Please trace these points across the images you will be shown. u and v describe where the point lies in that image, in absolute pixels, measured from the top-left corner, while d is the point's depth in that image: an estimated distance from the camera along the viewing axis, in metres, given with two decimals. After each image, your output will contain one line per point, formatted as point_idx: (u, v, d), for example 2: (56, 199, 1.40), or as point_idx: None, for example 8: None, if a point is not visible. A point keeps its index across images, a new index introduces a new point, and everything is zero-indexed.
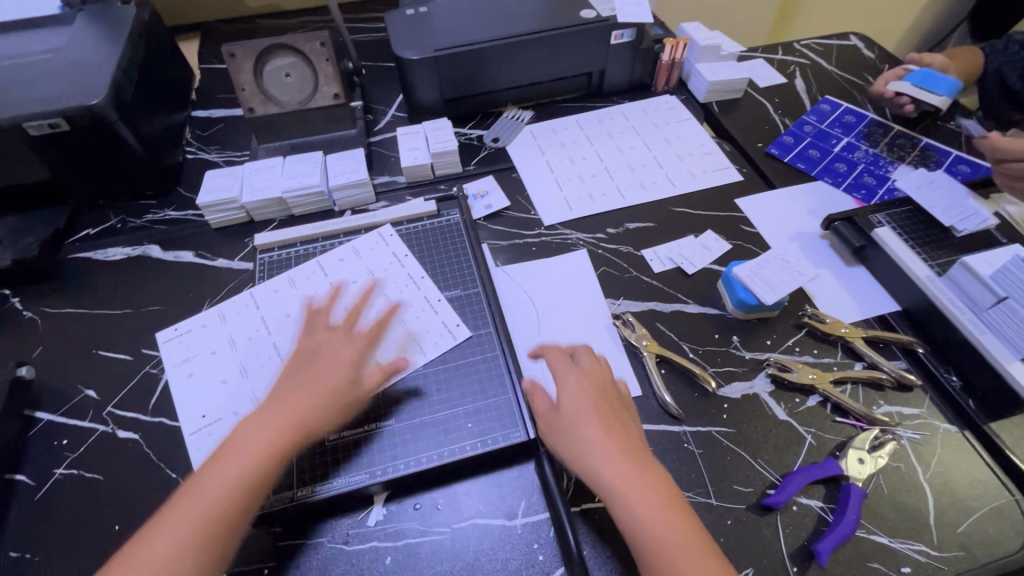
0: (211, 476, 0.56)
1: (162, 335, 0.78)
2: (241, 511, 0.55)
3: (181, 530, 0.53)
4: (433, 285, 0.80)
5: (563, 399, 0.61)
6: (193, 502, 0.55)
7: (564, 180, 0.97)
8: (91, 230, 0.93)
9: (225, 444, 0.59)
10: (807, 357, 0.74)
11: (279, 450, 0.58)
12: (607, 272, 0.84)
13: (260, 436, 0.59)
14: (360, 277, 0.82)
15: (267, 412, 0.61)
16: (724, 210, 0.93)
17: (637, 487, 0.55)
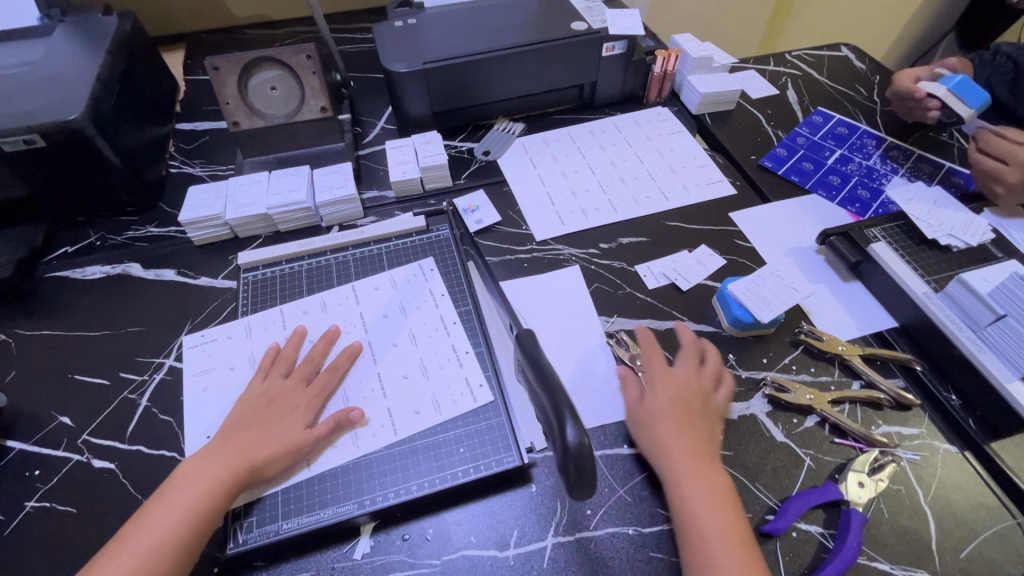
0: (157, 510, 0.56)
1: (190, 340, 0.77)
2: (177, 554, 0.54)
3: (122, 560, 0.53)
4: (451, 304, 0.78)
5: (650, 400, 0.65)
6: (136, 535, 0.55)
7: (557, 194, 0.96)
8: (70, 248, 0.90)
9: (177, 476, 0.59)
10: (804, 376, 0.73)
11: (222, 489, 0.57)
12: (600, 288, 0.83)
13: (205, 472, 0.58)
14: (383, 302, 0.79)
15: (218, 445, 0.61)
16: (718, 224, 0.92)
17: (698, 484, 0.59)
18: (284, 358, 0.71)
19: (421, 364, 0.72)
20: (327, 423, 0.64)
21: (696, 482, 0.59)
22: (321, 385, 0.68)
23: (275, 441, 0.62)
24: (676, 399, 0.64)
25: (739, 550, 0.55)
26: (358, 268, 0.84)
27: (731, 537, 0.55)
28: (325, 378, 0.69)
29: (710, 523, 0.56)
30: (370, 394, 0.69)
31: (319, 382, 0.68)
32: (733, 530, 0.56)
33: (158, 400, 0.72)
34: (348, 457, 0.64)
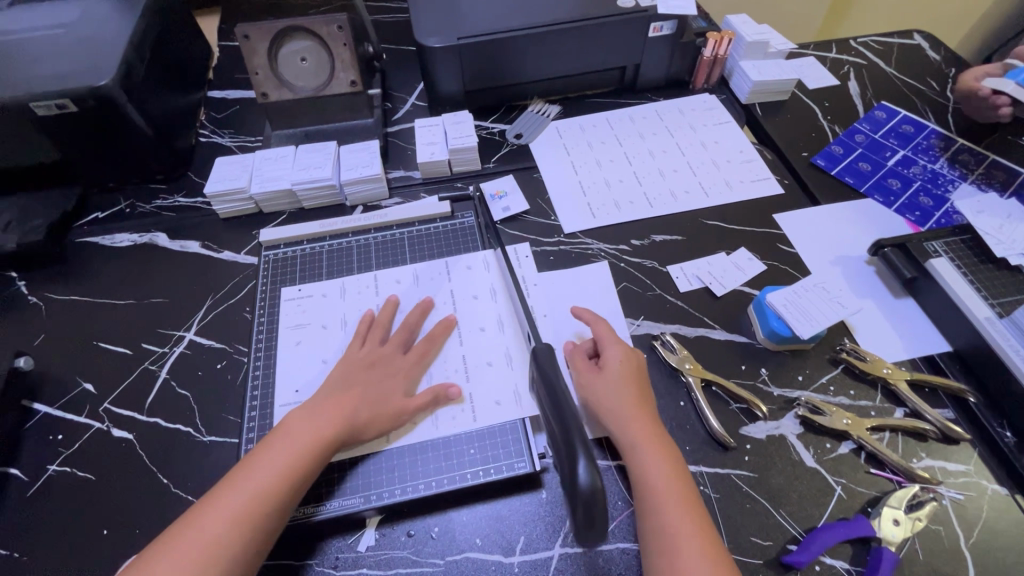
0: (262, 457, 0.56)
1: (287, 292, 0.78)
2: (281, 502, 0.54)
3: (226, 505, 0.52)
4: (542, 299, 0.77)
5: (609, 366, 0.63)
6: (241, 479, 0.54)
7: (589, 184, 0.91)
8: (100, 213, 0.90)
9: (282, 427, 0.60)
10: (841, 398, 0.68)
11: (327, 442, 0.58)
12: (628, 288, 0.79)
13: (312, 426, 0.59)
14: (476, 286, 0.77)
15: (321, 400, 0.62)
16: (760, 226, 0.86)
17: (652, 446, 0.57)
18: (380, 322, 0.71)
19: (505, 352, 0.70)
20: (425, 394, 0.65)
21: (645, 445, 0.58)
22: (418, 354, 0.69)
23: (377, 403, 0.63)
24: (629, 369, 0.63)
25: (691, 512, 0.54)
26: (380, 253, 0.82)
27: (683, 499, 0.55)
28: (425, 347, 0.70)
29: (671, 486, 0.55)
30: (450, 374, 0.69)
31: (418, 351, 0.69)
32: (685, 491, 0.55)
33: (176, 374, 0.73)
34: (427, 437, 0.64)
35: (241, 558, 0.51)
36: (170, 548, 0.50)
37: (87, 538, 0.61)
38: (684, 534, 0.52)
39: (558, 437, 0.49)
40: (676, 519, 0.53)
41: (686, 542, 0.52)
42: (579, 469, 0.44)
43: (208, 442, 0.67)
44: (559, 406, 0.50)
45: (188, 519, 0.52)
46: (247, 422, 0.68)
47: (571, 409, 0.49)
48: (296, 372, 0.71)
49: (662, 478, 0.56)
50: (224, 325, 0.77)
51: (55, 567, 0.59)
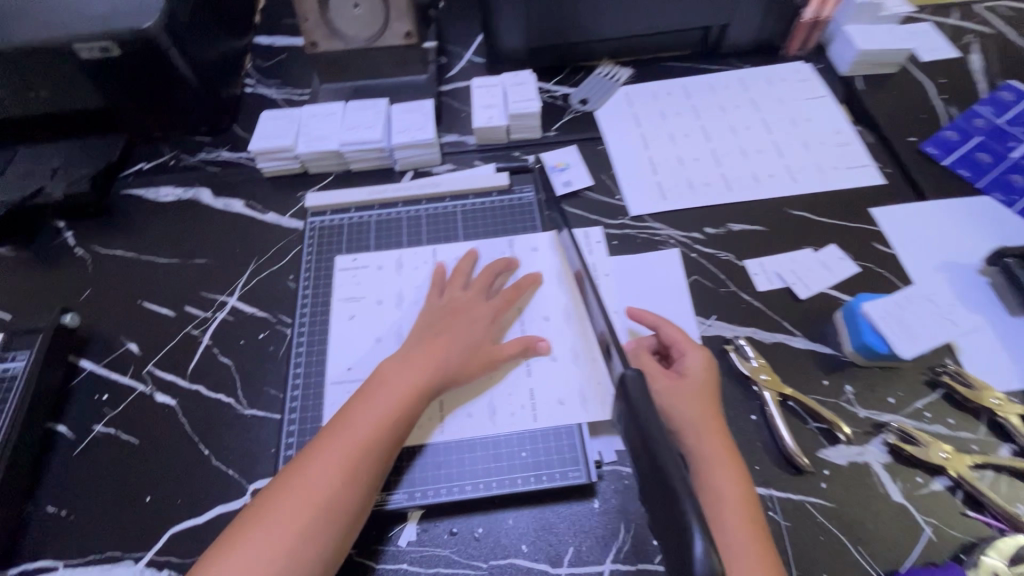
0: (358, 409, 0.56)
1: (342, 262, 0.74)
2: (385, 451, 0.54)
3: (331, 458, 0.52)
4: (614, 289, 0.70)
5: (689, 372, 0.56)
6: (341, 432, 0.54)
7: (661, 162, 0.82)
8: (146, 165, 0.87)
9: (373, 378, 0.59)
10: (938, 428, 0.60)
11: (421, 391, 0.57)
12: (699, 282, 0.71)
13: (403, 376, 0.58)
14: (542, 270, 0.71)
15: (409, 351, 0.61)
16: (854, 221, 0.76)
17: (729, 468, 0.51)
18: (461, 271, 0.69)
19: (570, 348, 0.65)
20: (514, 344, 0.63)
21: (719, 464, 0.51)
22: (504, 299, 0.66)
23: (468, 352, 0.61)
24: (710, 380, 0.56)
25: (759, 550, 0.47)
26: (430, 227, 0.76)
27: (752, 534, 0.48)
28: (509, 294, 0.67)
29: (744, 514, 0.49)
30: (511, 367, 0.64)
31: (504, 297, 0.66)
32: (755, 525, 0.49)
33: (219, 341, 0.70)
34: (484, 432, 0.60)
35: (354, 507, 0.52)
36: (282, 501, 0.50)
37: (131, 503, 0.61)
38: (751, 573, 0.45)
39: (662, 499, 0.38)
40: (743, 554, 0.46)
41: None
42: (693, 548, 0.33)
43: (250, 415, 0.65)
44: (655, 457, 0.39)
45: (294, 471, 0.52)
46: (289, 398, 0.65)
47: (672, 463, 0.38)
48: (342, 352, 0.68)
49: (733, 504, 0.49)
50: (267, 293, 0.74)
51: (100, 530, 0.59)
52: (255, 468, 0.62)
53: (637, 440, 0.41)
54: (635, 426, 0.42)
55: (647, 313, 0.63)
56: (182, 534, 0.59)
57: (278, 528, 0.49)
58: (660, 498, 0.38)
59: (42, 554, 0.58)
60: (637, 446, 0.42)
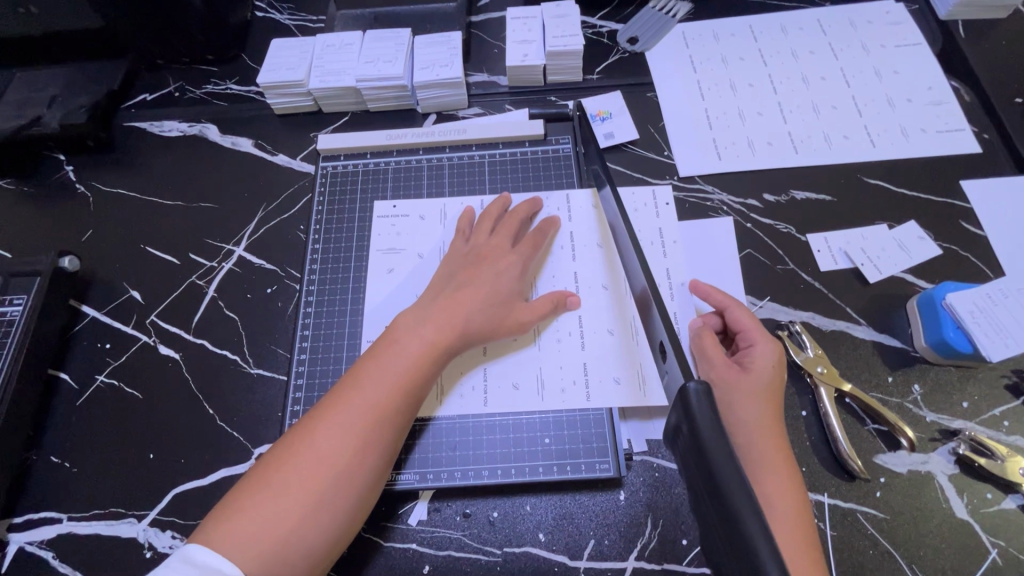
0: (371, 370, 0.50)
1: (381, 208, 0.67)
2: (401, 416, 0.49)
3: (341, 424, 0.47)
4: (681, 259, 0.62)
5: (754, 367, 0.50)
6: (354, 395, 0.48)
7: (718, 115, 0.72)
8: (149, 95, 0.80)
9: (387, 334, 0.53)
10: (1016, 439, 0.53)
11: (440, 348, 0.52)
12: (752, 257, 0.63)
13: (421, 333, 0.52)
14: (600, 231, 0.63)
15: (427, 306, 0.54)
16: (939, 195, 0.66)
17: (787, 479, 0.45)
18: (488, 215, 0.62)
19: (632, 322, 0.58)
20: (545, 301, 0.57)
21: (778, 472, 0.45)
22: (531, 246, 0.59)
23: (492, 306, 0.55)
24: (776, 378, 0.50)
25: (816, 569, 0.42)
26: (453, 179, 0.69)
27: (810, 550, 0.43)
28: (534, 242, 0.60)
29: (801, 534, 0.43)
30: (566, 338, 0.58)
31: (528, 245, 0.59)
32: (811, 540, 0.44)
33: (224, 293, 0.66)
34: (531, 407, 0.55)
35: (369, 476, 0.47)
36: (289, 468, 0.45)
37: (135, 459, 0.58)
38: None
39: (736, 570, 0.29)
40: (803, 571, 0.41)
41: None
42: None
43: (256, 375, 0.61)
44: (732, 517, 0.30)
45: (300, 435, 0.47)
46: (296, 361, 0.61)
47: (757, 528, 0.29)
48: (352, 314, 0.62)
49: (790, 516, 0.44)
50: (277, 244, 0.68)
51: (104, 484, 0.57)
52: (261, 432, 0.59)
53: (700, 481, 0.33)
54: (699, 463, 0.33)
55: (713, 293, 0.56)
56: (186, 495, 0.56)
57: (287, 498, 0.44)
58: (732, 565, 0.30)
59: (47, 505, 0.57)
60: (698, 480, 0.33)
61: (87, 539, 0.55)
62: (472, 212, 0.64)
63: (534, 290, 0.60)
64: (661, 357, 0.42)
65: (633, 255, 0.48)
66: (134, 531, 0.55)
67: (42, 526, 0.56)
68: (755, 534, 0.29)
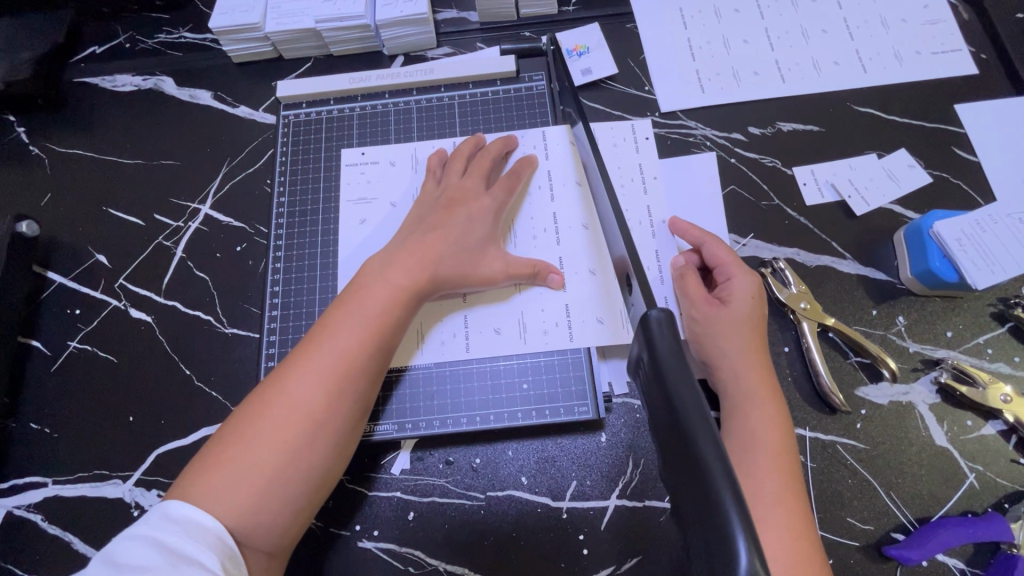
0: (339, 319, 0.49)
1: (349, 157, 0.64)
2: (374, 366, 0.48)
3: (311, 375, 0.46)
4: (662, 195, 0.60)
5: (733, 301, 0.49)
6: (324, 344, 0.47)
7: (701, 45, 0.68)
8: (97, 48, 0.75)
9: (356, 280, 0.51)
10: (999, 366, 0.53)
11: (411, 296, 0.50)
12: (737, 194, 0.61)
13: (389, 279, 0.50)
14: (578, 169, 0.60)
15: (397, 250, 0.52)
16: (932, 120, 0.63)
17: (767, 408, 0.45)
18: (459, 155, 0.59)
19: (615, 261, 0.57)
20: (521, 266, 0.54)
21: (755, 402, 0.45)
22: (505, 189, 0.57)
23: (466, 251, 0.53)
24: (758, 310, 0.49)
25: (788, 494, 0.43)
26: (422, 122, 0.65)
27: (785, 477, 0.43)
28: (509, 184, 0.57)
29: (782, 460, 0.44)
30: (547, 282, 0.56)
31: (502, 187, 0.57)
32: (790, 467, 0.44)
33: (193, 253, 0.64)
34: (513, 351, 0.54)
35: (346, 423, 0.47)
36: (263, 420, 0.45)
37: (115, 423, 0.58)
38: (772, 516, 0.42)
39: (690, 490, 0.29)
40: (767, 496, 0.42)
41: (774, 526, 0.41)
42: (737, 563, 0.25)
43: (231, 335, 0.60)
44: (686, 437, 0.29)
45: (272, 389, 0.46)
46: (268, 318, 0.60)
47: (711, 448, 0.28)
48: (324, 269, 0.61)
49: (767, 445, 0.44)
50: (243, 200, 0.66)
51: (86, 448, 0.57)
52: (239, 391, 0.58)
53: (660, 410, 0.32)
54: (658, 390, 0.32)
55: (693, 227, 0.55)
56: (169, 454, 0.56)
57: (262, 449, 0.44)
58: (685, 487, 0.30)
59: (30, 471, 0.57)
60: (658, 410, 0.33)
61: (73, 502, 0.55)
62: (445, 152, 0.61)
63: (511, 232, 0.58)
64: (629, 293, 0.40)
65: (602, 189, 0.45)
66: (119, 492, 0.55)
67: (27, 491, 0.56)
68: (709, 453, 0.28)
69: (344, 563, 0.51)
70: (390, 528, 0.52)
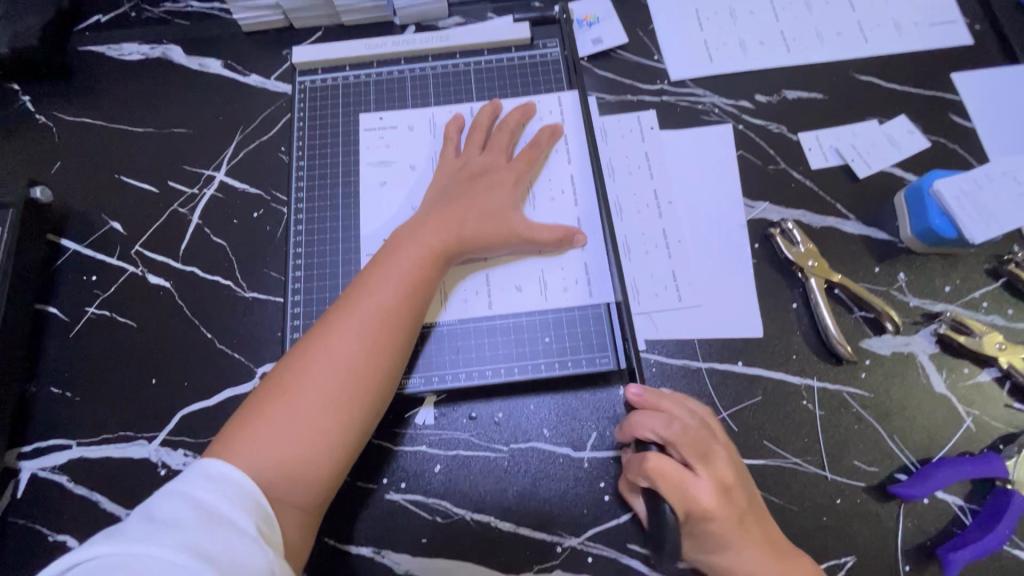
0: (374, 281, 0.50)
1: (367, 122, 0.65)
2: (409, 326, 0.50)
3: (351, 334, 0.48)
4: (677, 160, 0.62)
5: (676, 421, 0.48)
6: (360, 304, 0.49)
7: (708, 16, 0.69)
8: (103, 16, 0.74)
9: (388, 244, 0.53)
10: (993, 319, 0.56)
11: (440, 259, 0.52)
12: (746, 158, 0.63)
13: (419, 244, 0.52)
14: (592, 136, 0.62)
15: (425, 216, 0.55)
16: (928, 87, 0.65)
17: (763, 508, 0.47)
18: (479, 125, 0.60)
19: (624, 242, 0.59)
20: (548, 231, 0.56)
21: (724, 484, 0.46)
22: (526, 160, 0.58)
23: (487, 216, 0.55)
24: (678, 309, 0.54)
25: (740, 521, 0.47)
26: (439, 89, 0.66)
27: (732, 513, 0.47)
28: (531, 154, 0.59)
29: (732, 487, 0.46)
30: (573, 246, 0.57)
31: (525, 157, 0.59)
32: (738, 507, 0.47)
33: (210, 220, 0.64)
34: (535, 308, 0.56)
35: (383, 382, 0.48)
36: (306, 378, 0.46)
37: (137, 387, 0.58)
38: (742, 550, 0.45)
39: None
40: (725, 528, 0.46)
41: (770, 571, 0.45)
42: None
43: (251, 298, 0.61)
44: None
45: (311, 348, 0.47)
46: (291, 280, 0.60)
47: None
48: (345, 232, 0.62)
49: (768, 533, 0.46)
50: (258, 167, 0.66)
51: (108, 411, 0.58)
52: (262, 353, 0.59)
53: None
54: None
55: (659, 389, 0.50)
56: (193, 415, 0.57)
57: (305, 406, 0.45)
58: None
59: (53, 434, 0.57)
60: None
61: (98, 463, 0.56)
62: (463, 118, 0.62)
63: (530, 194, 0.59)
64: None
65: None
66: (145, 452, 0.56)
67: (51, 453, 0.56)
68: None
69: (373, 514, 0.52)
70: (417, 480, 0.53)
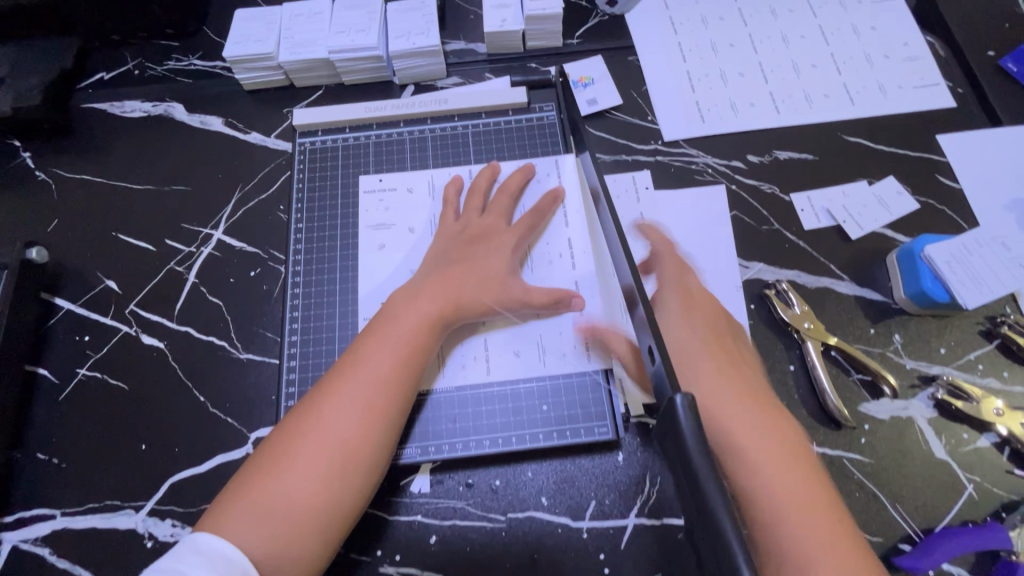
0: (370, 348, 0.50)
1: (367, 183, 0.66)
2: (405, 393, 0.49)
3: (346, 403, 0.47)
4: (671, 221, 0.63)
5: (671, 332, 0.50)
6: (356, 371, 0.49)
7: (699, 78, 0.71)
8: (106, 74, 0.75)
9: (384, 311, 0.53)
10: (990, 381, 0.56)
11: (437, 325, 0.52)
12: (740, 219, 0.64)
13: (416, 309, 0.52)
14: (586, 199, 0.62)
15: (422, 281, 0.55)
16: (915, 150, 0.67)
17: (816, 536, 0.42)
18: (478, 188, 0.61)
19: None
20: (545, 296, 0.56)
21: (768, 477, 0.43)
22: (527, 225, 0.59)
23: (485, 281, 0.55)
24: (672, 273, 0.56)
25: (792, 489, 0.43)
26: (437, 150, 0.67)
27: (783, 475, 0.43)
28: (530, 219, 0.60)
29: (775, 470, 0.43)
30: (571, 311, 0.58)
31: (524, 223, 0.59)
32: (786, 473, 0.43)
33: (206, 279, 0.64)
34: (533, 373, 0.56)
35: (378, 452, 0.47)
36: (299, 450, 0.45)
37: (126, 452, 0.57)
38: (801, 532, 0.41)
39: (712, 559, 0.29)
40: (771, 506, 0.41)
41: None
42: None
43: (246, 360, 0.60)
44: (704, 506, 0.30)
45: (305, 417, 0.47)
46: (287, 343, 0.60)
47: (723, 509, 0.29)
48: (342, 294, 0.62)
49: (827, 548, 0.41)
50: (257, 225, 0.66)
51: (95, 478, 0.56)
52: (255, 417, 0.58)
53: (684, 486, 0.32)
54: (682, 474, 0.32)
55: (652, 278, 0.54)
56: (183, 483, 0.56)
57: (298, 480, 0.44)
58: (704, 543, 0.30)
59: (37, 503, 0.55)
60: (684, 490, 0.32)
61: (83, 534, 0.54)
62: (462, 181, 0.63)
63: (528, 258, 0.60)
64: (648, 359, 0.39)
65: (612, 224, 0.45)
66: (132, 522, 0.54)
67: (34, 524, 0.54)
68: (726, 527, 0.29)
69: None
70: (412, 553, 0.52)
